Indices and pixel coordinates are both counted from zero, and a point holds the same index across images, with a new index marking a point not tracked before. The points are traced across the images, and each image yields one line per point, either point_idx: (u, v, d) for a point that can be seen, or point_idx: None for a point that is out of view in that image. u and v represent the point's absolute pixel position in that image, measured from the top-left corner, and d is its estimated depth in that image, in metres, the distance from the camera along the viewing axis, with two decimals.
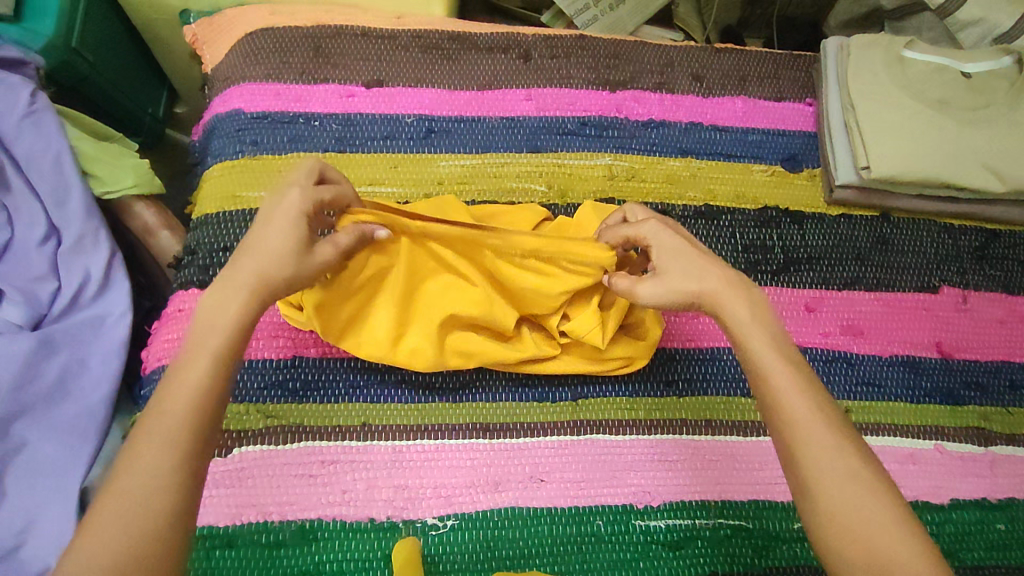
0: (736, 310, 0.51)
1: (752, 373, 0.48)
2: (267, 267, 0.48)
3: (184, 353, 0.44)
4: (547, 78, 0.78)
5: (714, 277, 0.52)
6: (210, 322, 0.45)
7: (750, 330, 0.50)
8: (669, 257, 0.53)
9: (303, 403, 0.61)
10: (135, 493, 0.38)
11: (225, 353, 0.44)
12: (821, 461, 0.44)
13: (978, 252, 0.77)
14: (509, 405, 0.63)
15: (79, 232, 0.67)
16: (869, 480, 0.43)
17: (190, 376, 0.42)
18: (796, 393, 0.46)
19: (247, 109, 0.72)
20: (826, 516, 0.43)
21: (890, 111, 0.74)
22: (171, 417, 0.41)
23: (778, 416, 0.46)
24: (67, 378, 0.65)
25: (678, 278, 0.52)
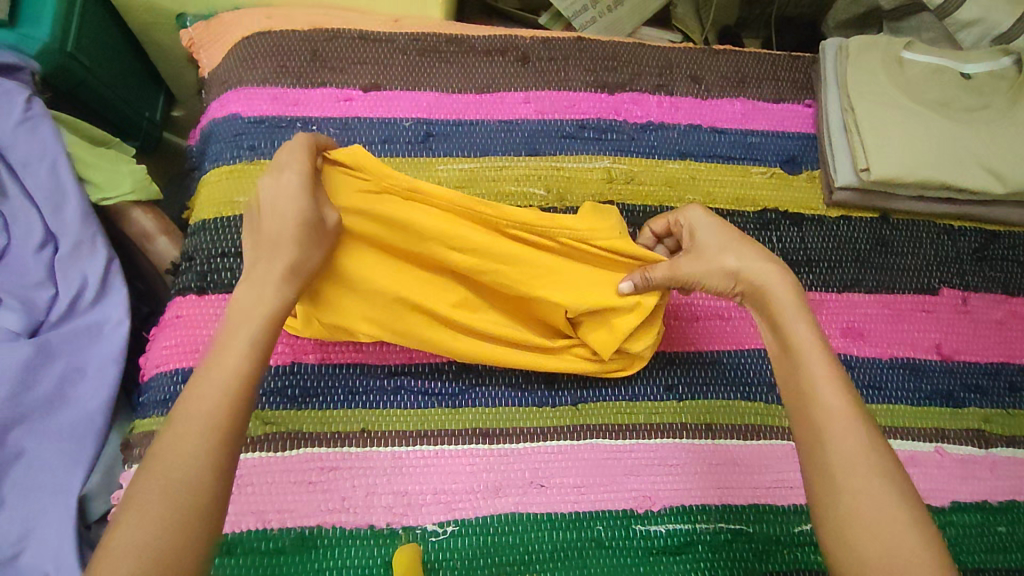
0: (784, 301, 0.53)
1: (790, 361, 0.51)
2: (298, 259, 0.52)
3: (221, 339, 0.47)
4: (545, 81, 0.78)
5: (756, 261, 0.56)
6: (249, 309, 0.48)
7: (795, 324, 0.52)
8: (705, 234, 0.60)
9: (302, 410, 0.61)
10: (170, 471, 0.40)
11: (260, 342, 0.47)
12: (848, 454, 0.45)
13: (978, 254, 0.76)
14: (508, 410, 0.63)
15: (76, 238, 0.67)
16: (894, 479, 0.44)
17: (228, 360, 0.45)
18: (831, 388, 0.48)
19: (246, 113, 0.72)
20: (846, 507, 0.44)
21: (889, 112, 0.74)
22: (209, 398, 0.43)
23: (808, 405, 0.48)
24: (65, 385, 0.64)
25: (716, 259, 0.58)
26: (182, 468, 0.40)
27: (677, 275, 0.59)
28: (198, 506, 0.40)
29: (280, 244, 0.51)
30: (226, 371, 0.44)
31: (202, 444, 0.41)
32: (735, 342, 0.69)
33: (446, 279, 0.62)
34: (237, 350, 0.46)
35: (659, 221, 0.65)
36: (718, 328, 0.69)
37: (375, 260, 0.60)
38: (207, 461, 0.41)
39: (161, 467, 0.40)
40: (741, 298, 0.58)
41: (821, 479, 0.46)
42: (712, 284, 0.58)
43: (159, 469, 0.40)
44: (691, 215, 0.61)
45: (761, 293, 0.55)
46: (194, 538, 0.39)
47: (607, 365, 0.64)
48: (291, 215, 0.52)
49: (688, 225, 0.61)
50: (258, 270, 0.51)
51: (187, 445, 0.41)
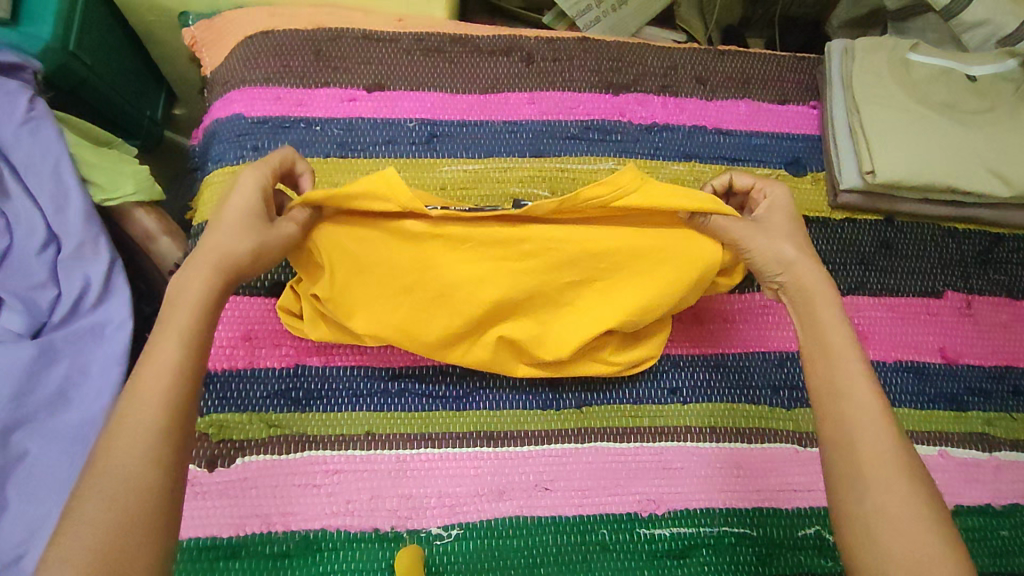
0: (823, 297, 0.54)
1: (823, 358, 0.52)
2: (229, 241, 0.51)
3: (155, 332, 0.46)
4: (549, 81, 0.78)
5: (810, 259, 0.56)
6: (178, 300, 0.48)
7: (830, 322, 0.53)
8: (777, 219, 0.59)
9: (306, 412, 0.61)
10: (112, 472, 0.40)
11: (195, 330, 0.46)
12: (875, 448, 0.46)
13: (982, 256, 0.76)
14: (513, 413, 0.63)
15: (77, 240, 0.66)
16: (914, 472, 0.46)
17: (164, 352, 0.45)
18: (863, 386, 0.49)
19: (249, 114, 0.72)
20: (870, 500, 0.45)
21: (894, 114, 0.73)
22: (148, 395, 0.43)
23: (838, 396, 0.49)
24: (68, 386, 0.64)
25: (777, 239, 0.57)
26: (133, 463, 0.40)
27: (732, 235, 0.58)
28: (149, 502, 0.40)
29: (227, 231, 0.51)
30: (164, 363, 0.44)
31: (148, 437, 0.41)
32: (740, 345, 0.69)
33: (458, 286, 0.58)
34: (173, 340, 0.45)
35: (746, 176, 0.64)
36: (723, 330, 0.69)
37: (382, 241, 0.58)
38: (156, 454, 0.41)
39: (111, 466, 0.40)
40: (778, 289, 0.58)
41: (848, 471, 0.46)
42: (762, 257, 0.57)
43: (101, 469, 0.40)
44: (774, 192, 0.61)
45: (802, 289, 0.55)
46: (146, 535, 0.39)
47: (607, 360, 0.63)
48: (244, 196, 0.53)
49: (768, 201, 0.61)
50: (197, 249, 0.50)
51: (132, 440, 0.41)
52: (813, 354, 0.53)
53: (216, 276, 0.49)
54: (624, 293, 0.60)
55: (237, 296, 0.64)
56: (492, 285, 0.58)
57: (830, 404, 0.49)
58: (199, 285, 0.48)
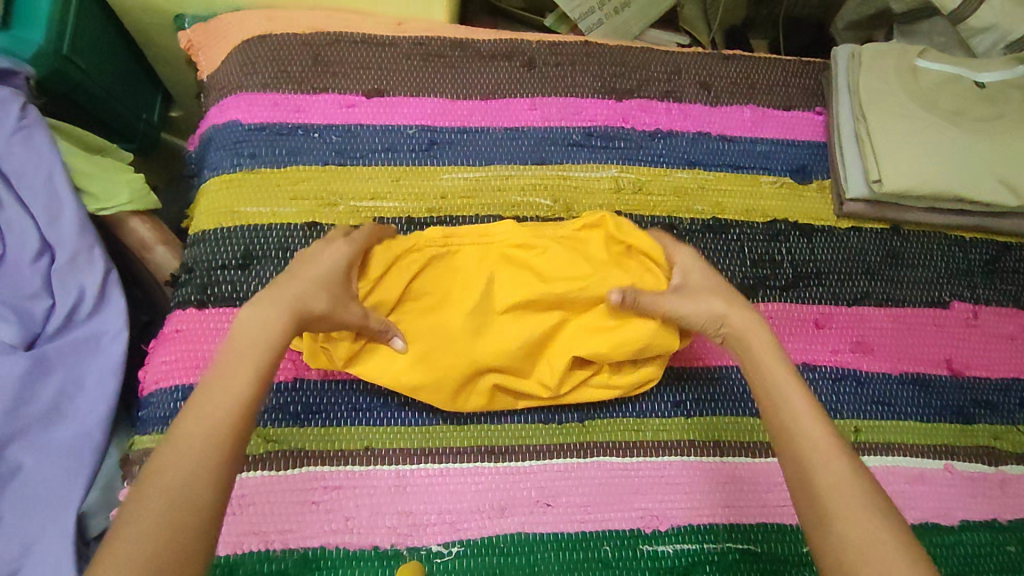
0: (759, 342, 0.55)
1: (768, 399, 0.51)
2: (307, 297, 0.52)
3: (226, 362, 0.45)
4: (551, 87, 0.76)
5: (741, 308, 0.57)
6: (255, 334, 0.47)
7: (771, 360, 0.53)
8: (697, 279, 0.61)
9: (305, 427, 0.60)
10: (171, 499, 0.38)
11: (268, 367, 0.46)
12: (832, 479, 0.45)
13: (989, 266, 0.75)
14: (514, 427, 0.62)
15: (72, 249, 0.65)
16: (878, 504, 0.44)
17: (236, 384, 0.44)
18: (811, 419, 0.49)
19: (246, 120, 0.70)
20: (836, 533, 0.43)
21: (901, 121, 0.72)
22: (215, 425, 0.42)
23: (789, 437, 0.49)
24: (63, 398, 0.63)
25: (705, 299, 0.58)
26: (191, 494, 0.39)
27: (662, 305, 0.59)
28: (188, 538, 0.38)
29: (305, 283, 0.53)
30: (233, 395, 0.43)
31: (208, 469, 0.40)
32: None
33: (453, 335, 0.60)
34: (246, 374, 0.45)
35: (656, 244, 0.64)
36: None
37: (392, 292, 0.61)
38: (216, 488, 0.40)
39: (168, 494, 0.38)
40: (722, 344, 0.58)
41: (810, 508, 0.45)
42: (697, 322, 0.58)
43: (160, 496, 0.38)
44: (686, 257, 0.63)
45: (739, 337, 0.56)
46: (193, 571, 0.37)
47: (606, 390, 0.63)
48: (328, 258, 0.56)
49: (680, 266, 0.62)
50: (277, 291, 0.51)
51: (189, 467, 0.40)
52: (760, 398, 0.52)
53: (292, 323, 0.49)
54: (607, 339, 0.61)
55: (235, 308, 0.63)
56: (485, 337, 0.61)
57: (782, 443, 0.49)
58: (274, 324, 0.48)
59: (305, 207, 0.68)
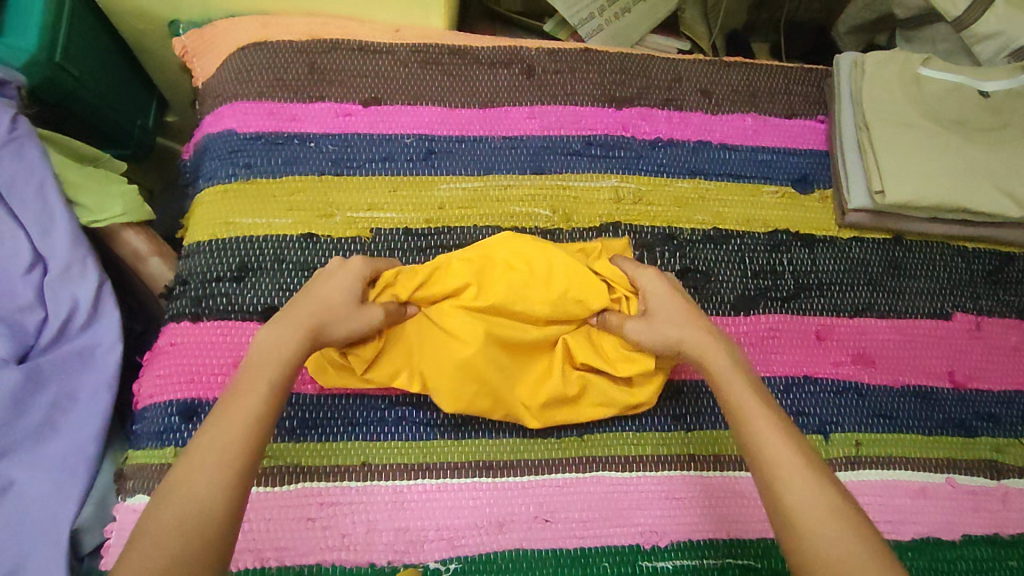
0: (717, 360, 0.53)
1: (732, 415, 0.50)
2: (323, 315, 0.53)
3: (242, 378, 0.47)
4: (550, 95, 0.76)
5: (699, 325, 0.56)
6: (270, 350, 0.49)
7: (730, 373, 0.52)
8: (658, 301, 0.59)
9: (301, 442, 0.59)
10: (186, 509, 0.39)
11: (281, 382, 0.47)
12: (802, 496, 0.44)
13: (992, 277, 0.75)
14: (513, 441, 0.62)
15: (65, 261, 0.65)
16: (849, 520, 0.43)
17: (250, 398, 0.45)
18: (774, 432, 0.48)
19: (241, 129, 0.69)
20: (812, 550, 0.42)
21: (904, 132, 0.72)
22: (227, 438, 0.43)
23: (755, 457, 0.47)
24: (57, 412, 0.62)
25: (664, 324, 0.57)
26: (202, 503, 0.40)
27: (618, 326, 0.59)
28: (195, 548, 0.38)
29: (318, 304, 0.53)
30: (246, 407, 0.45)
31: (220, 481, 0.41)
32: None
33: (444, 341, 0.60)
34: (259, 388, 0.46)
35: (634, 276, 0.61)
36: None
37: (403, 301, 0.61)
38: (227, 499, 0.41)
39: (181, 503, 0.40)
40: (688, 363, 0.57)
41: (785, 528, 0.44)
42: (656, 347, 0.57)
43: (173, 505, 0.39)
44: (648, 278, 0.60)
45: (697, 353, 0.54)
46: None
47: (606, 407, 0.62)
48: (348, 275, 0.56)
49: (643, 290, 0.60)
50: (295, 310, 0.52)
51: (203, 483, 0.41)
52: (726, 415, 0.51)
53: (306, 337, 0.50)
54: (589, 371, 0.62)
55: (229, 321, 0.62)
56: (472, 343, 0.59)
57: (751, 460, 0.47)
58: (288, 339, 0.49)
59: (301, 217, 0.67)
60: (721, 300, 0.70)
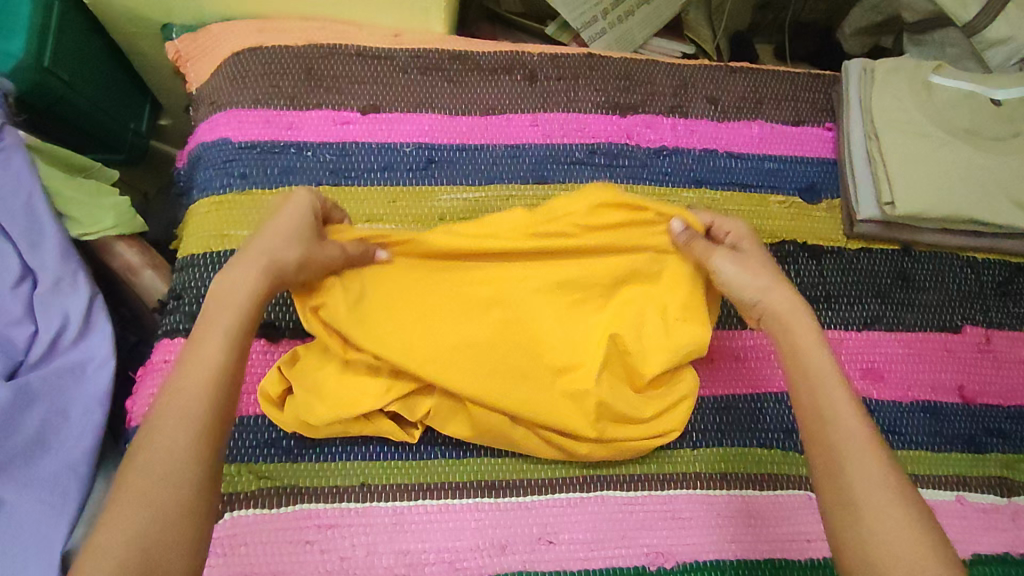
0: (803, 329, 0.53)
1: (804, 385, 0.50)
2: (277, 250, 0.51)
3: (198, 331, 0.46)
4: (554, 101, 0.74)
5: (784, 292, 0.55)
6: (224, 297, 0.48)
7: (812, 345, 0.52)
8: (748, 249, 0.60)
9: (299, 463, 0.58)
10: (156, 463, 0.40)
11: (238, 330, 0.46)
12: (866, 476, 0.45)
13: (1001, 289, 0.74)
14: (515, 460, 0.60)
15: (56, 275, 0.63)
16: (910, 503, 0.44)
17: (208, 351, 0.45)
18: (848, 410, 0.48)
19: (236, 138, 0.68)
20: (867, 529, 0.43)
21: (913, 141, 0.70)
22: (190, 390, 0.43)
23: (826, 421, 0.48)
24: (47, 431, 0.61)
25: (749, 270, 0.57)
26: (173, 458, 0.40)
27: (706, 262, 0.59)
28: (169, 502, 0.39)
29: (271, 239, 0.52)
30: (207, 358, 0.44)
31: (189, 434, 0.41)
32: (750, 386, 0.66)
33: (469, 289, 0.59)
34: (216, 340, 0.45)
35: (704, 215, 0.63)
36: (734, 370, 0.67)
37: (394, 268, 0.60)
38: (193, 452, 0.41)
39: (149, 459, 0.40)
40: (757, 321, 0.57)
41: (840, 504, 0.45)
42: (737, 280, 0.57)
43: (143, 465, 0.40)
44: (734, 226, 0.62)
45: (778, 316, 0.54)
46: (179, 529, 0.39)
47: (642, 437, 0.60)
48: (296, 209, 0.54)
49: (734, 236, 0.61)
50: (249, 248, 0.51)
51: (171, 438, 0.41)
52: (794, 382, 0.51)
53: (263, 279, 0.50)
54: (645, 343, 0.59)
55: None
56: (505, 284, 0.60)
57: (814, 430, 0.48)
58: (246, 282, 0.49)
59: None
60: (727, 313, 0.68)
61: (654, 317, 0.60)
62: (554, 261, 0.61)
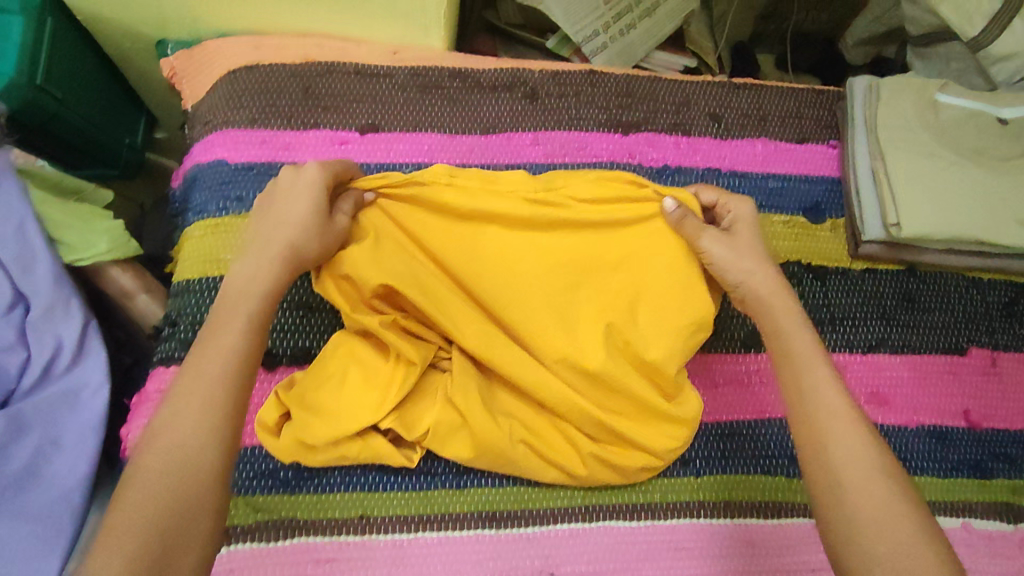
0: (784, 311, 0.55)
1: (789, 367, 0.52)
2: (298, 239, 0.53)
3: (217, 316, 0.49)
4: (555, 120, 0.73)
5: (769, 276, 0.57)
6: (245, 286, 0.50)
7: (795, 327, 0.54)
8: (742, 232, 0.60)
9: (296, 495, 0.57)
10: (177, 437, 0.42)
11: (258, 318, 0.49)
12: (849, 452, 0.47)
13: (1007, 310, 0.73)
14: (516, 491, 0.59)
15: (48, 301, 0.62)
16: (893, 478, 0.46)
17: (228, 334, 0.47)
18: (831, 388, 0.50)
19: (232, 159, 0.66)
20: (848, 503, 0.45)
21: (919, 161, 0.69)
22: (210, 369, 0.45)
23: (807, 396, 0.50)
24: (40, 460, 0.60)
25: (739, 253, 0.58)
26: (194, 435, 0.43)
27: (694, 243, 0.58)
28: (187, 476, 0.41)
29: (288, 226, 0.53)
30: (227, 340, 0.47)
31: (209, 412, 0.44)
32: (755, 411, 0.65)
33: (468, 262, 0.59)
34: (236, 327, 0.48)
35: (708, 192, 0.63)
36: (738, 395, 0.66)
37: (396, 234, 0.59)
38: (212, 429, 0.43)
39: (169, 432, 0.42)
40: (739, 303, 0.59)
41: (824, 481, 0.47)
42: (726, 261, 0.58)
43: (166, 438, 0.42)
44: (738, 206, 0.61)
45: (762, 300, 0.56)
46: (196, 504, 0.41)
47: (643, 451, 0.58)
48: (306, 185, 0.55)
49: (733, 216, 0.61)
50: (270, 236, 0.53)
51: (190, 415, 0.43)
52: (778, 364, 0.53)
53: (283, 268, 0.52)
54: (643, 335, 0.57)
55: None
56: (502, 260, 0.59)
57: (799, 409, 0.50)
58: (266, 272, 0.51)
59: None
60: (731, 336, 0.67)
61: (653, 308, 0.58)
62: (552, 233, 0.61)
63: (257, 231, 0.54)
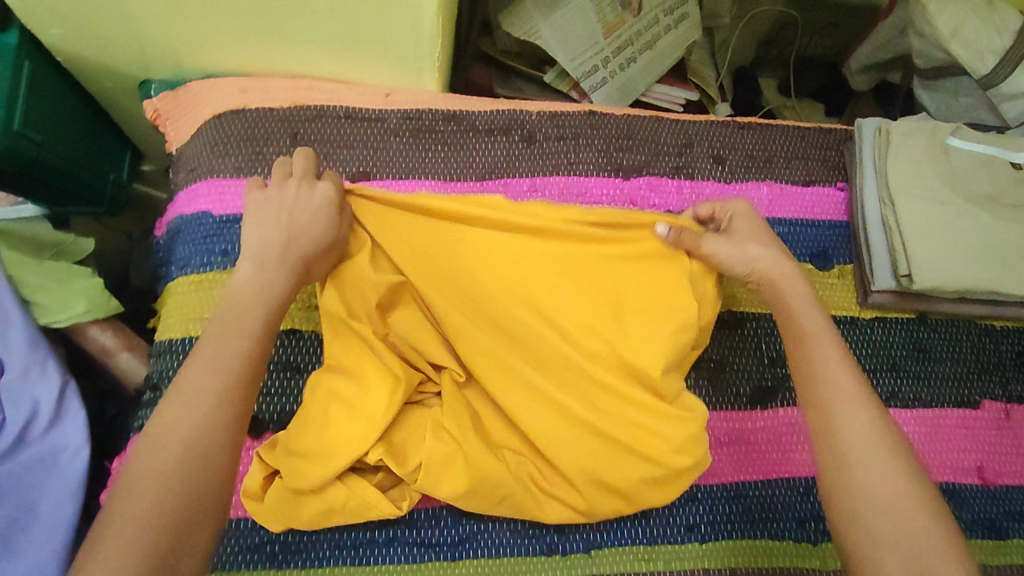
0: (795, 293, 0.55)
1: (800, 347, 0.52)
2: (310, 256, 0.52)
3: (223, 316, 0.47)
4: (553, 164, 0.70)
5: (776, 256, 0.57)
6: (257, 294, 0.49)
7: (805, 309, 0.54)
8: (743, 228, 0.59)
9: (284, 570, 0.55)
10: (176, 443, 0.40)
11: (265, 323, 0.48)
12: (857, 433, 0.47)
13: (1020, 360, 0.71)
14: (513, 562, 0.57)
15: (23, 364, 0.60)
16: (904, 458, 0.46)
17: (236, 339, 0.46)
18: (842, 367, 0.50)
19: (216, 211, 0.64)
20: (857, 482, 0.45)
21: (930, 209, 0.67)
22: (217, 371, 0.44)
23: (815, 373, 0.50)
24: (14, 530, 0.56)
25: (741, 244, 0.57)
26: (199, 444, 0.41)
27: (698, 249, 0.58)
28: (187, 488, 0.39)
29: (301, 239, 0.52)
30: (233, 342, 0.46)
31: (212, 421, 0.42)
32: (761, 471, 0.63)
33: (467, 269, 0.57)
34: (244, 332, 0.46)
35: (704, 206, 0.62)
36: (745, 455, 0.63)
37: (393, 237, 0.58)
38: (219, 440, 0.42)
39: (167, 436, 0.41)
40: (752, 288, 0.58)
41: (833, 462, 0.47)
42: (728, 258, 0.57)
43: (165, 443, 0.40)
44: (737, 207, 0.61)
45: (773, 281, 0.56)
46: (198, 525, 0.39)
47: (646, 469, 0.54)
48: (318, 201, 0.54)
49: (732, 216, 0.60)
50: (283, 246, 0.51)
51: (194, 420, 0.42)
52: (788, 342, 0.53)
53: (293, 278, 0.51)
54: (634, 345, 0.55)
55: None
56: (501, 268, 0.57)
57: (809, 388, 0.50)
58: (276, 279, 0.50)
59: None
60: (736, 392, 0.65)
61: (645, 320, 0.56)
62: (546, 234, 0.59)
63: (261, 235, 0.52)
